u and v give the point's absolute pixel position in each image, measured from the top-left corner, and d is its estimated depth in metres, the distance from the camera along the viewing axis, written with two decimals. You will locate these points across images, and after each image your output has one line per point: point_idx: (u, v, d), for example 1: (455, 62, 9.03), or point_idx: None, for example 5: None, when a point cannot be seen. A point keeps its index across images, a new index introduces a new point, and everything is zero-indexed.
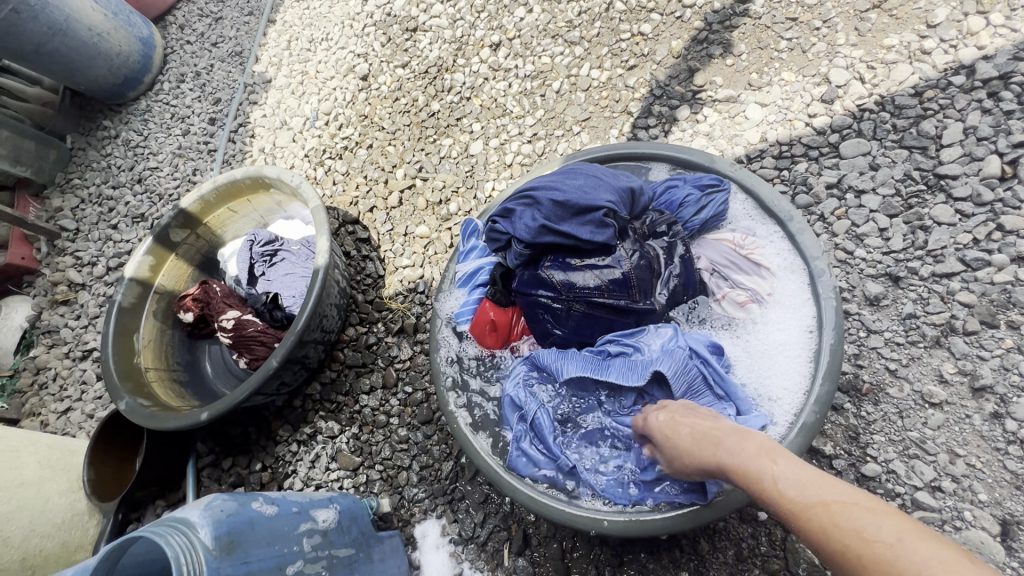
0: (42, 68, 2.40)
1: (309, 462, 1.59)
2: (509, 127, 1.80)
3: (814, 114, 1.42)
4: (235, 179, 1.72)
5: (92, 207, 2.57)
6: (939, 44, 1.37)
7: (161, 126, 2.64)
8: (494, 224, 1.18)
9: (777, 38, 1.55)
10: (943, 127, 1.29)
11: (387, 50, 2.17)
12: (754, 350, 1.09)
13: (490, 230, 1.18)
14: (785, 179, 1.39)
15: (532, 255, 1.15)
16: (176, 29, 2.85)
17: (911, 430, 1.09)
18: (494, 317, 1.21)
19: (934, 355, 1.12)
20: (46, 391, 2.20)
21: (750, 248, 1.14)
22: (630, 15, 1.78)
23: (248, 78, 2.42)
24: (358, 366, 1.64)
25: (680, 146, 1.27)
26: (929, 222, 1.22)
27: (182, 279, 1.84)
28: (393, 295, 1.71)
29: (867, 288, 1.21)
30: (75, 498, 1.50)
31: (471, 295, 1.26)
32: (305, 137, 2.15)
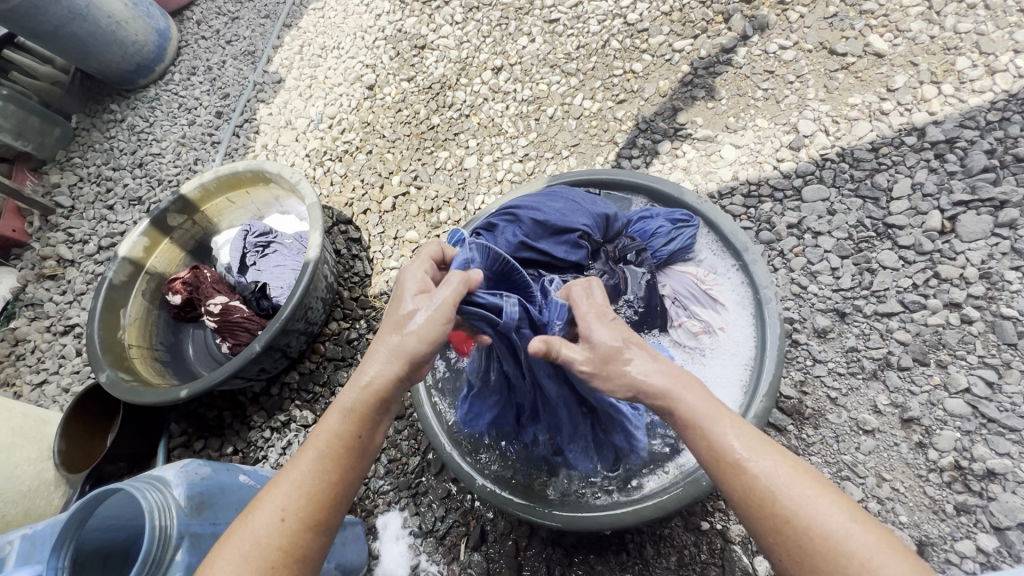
0: (57, 48, 2.48)
1: (280, 449, 1.63)
2: (503, 146, 1.91)
3: (781, 159, 1.55)
4: (237, 171, 1.79)
5: (89, 186, 2.62)
6: (896, 107, 1.51)
7: (168, 115, 2.71)
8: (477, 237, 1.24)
9: (754, 87, 1.68)
10: (894, 181, 1.42)
11: (394, 64, 2.28)
12: (701, 375, 1.18)
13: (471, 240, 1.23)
14: (751, 216, 1.50)
15: None
16: (192, 24, 2.95)
17: (845, 454, 1.18)
18: None
19: (870, 387, 1.22)
20: (22, 362, 2.21)
21: (709, 284, 1.24)
22: (624, 54, 1.91)
23: (258, 77, 2.52)
24: (337, 359, 1.70)
25: (656, 179, 1.35)
26: (875, 265, 1.34)
27: (174, 263, 1.89)
28: (378, 295, 1.78)
29: (816, 321, 1.31)
30: (43, 467, 1.52)
31: None
32: (308, 137, 2.24)
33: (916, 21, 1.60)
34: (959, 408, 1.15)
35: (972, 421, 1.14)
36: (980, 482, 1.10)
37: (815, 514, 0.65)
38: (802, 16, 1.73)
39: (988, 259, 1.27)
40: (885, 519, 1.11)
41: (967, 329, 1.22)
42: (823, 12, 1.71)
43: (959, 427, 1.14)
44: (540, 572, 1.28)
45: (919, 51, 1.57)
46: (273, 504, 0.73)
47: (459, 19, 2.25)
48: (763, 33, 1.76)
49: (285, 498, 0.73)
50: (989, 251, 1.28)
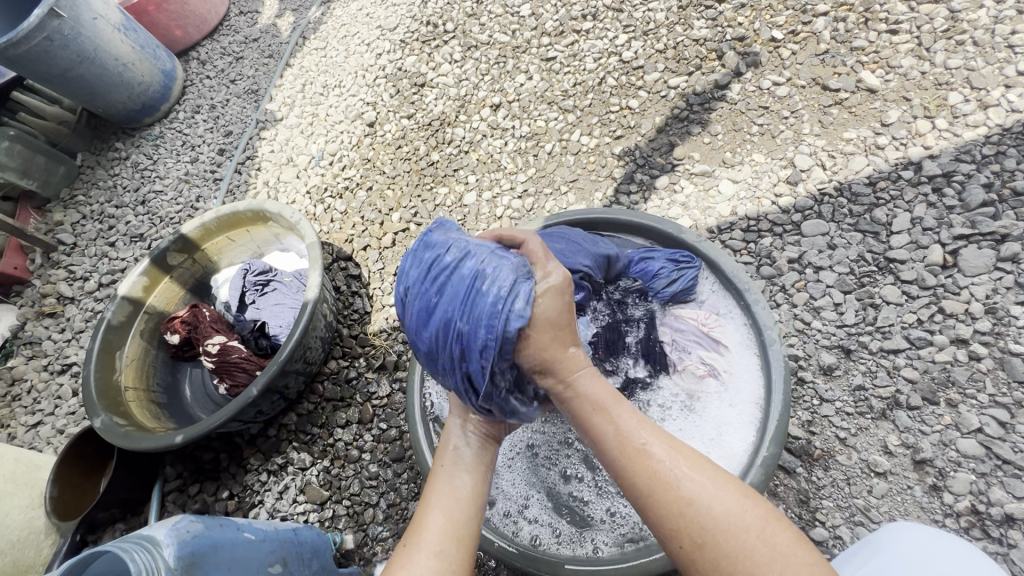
0: (65, 90, 2.53)
1: (277, 493, 1.59)
2: (502, 182, 1.92)
3: (779, 194, 1.55)
4: (237, 211, 1.80)
5: (92, 223, 2.64)
6: (891, 141, 1.52)
7: (171, 152, 2.75)
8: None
9: (749, 123, 1.70)
10: (893, 216, 1.42)
11: (395, 101, 2.32)
12: (709, 423, 1.13)
13: None
14: (751, 251, 1.50)
15: None
16: (197, 64, 3.02)
17: (857, 497, 1.15)
18: None
19: (879, 427, 1.20)
20: (19, 403, 2.18)
21: (711, 326, 1.21)
22: (620, 90, 1.95)
23: (260, 115, 2.56)
24: (335, 401, 1.67)
25: (656, 218, 1.32)
26: (878, 300, 1.33)
27: (173, 301, 1.88)
28: (377, 332, 1.76)
29: (821, 358, 1.30)
30: (33, 515, 1.47)
31: None
32: (309, 174, 2.27)
33: (906, 57, 1.63)
34: (972, 449, 1.12)
35: (987, 463, 1.11)
36: (999, 528, 1.06)
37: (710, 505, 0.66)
38: (794, 53, 1.77)
39: (993, 294, 1.26)
40: None
41: (976, 366, 1.20)
42: (814, 49, 1.75)
43: (974, 469, 1.11)
44: None
45: (911, 87, 1.59)
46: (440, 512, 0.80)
47: (458, 57, 2.30)
48: (757, 69, 1.79)
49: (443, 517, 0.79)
50: (993, 286, 1.27)
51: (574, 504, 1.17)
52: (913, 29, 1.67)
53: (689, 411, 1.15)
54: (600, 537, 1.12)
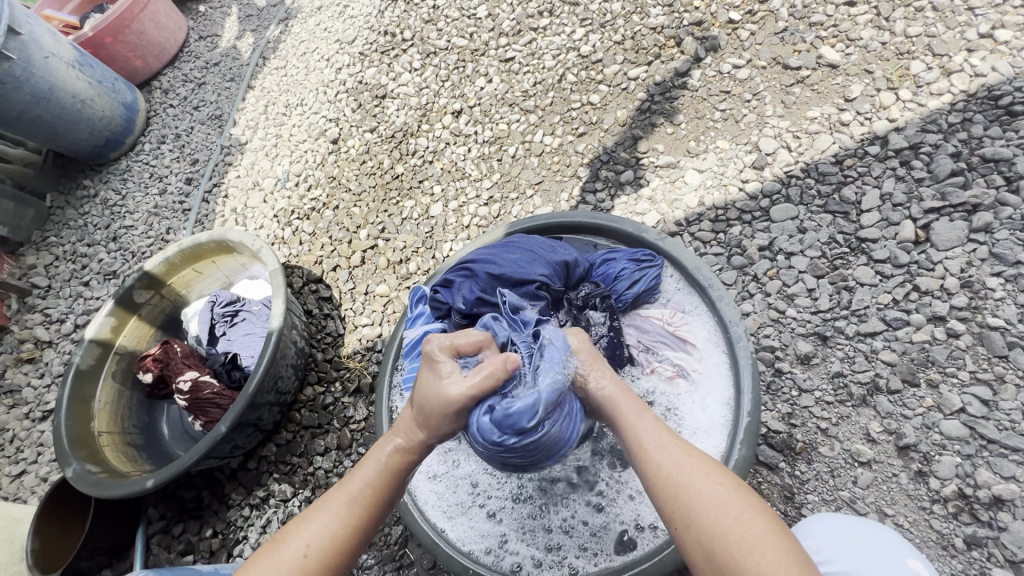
0: (25, 132, 2.49)
1: (260, 528, 1.56)
2: (468, 190, 1.88)
3: (746, 180, 1.51)
4: (199, 243, 1.76)
5: (65, 264, 2.61)
6: (856, 116, 1.48)
7: (139, 185, 2.72)
8: (437, 295, 1.17)
9: (712, 109, 1.66)
10: (862, 193, 1.38)
11: (357, 115, 2.29)
12: (680, 427, 1.08)
13: (431, 299, 1.18)
14: (721, 241, 1.46)
15: (470, 324, 1.14)
16: (160, 93, 2.98)
17: (843, 490, 1.11)
18: None
19: (861, 414, 1.16)
20: (2, 453, 2.15)
21: (677, 325, 1.17)
22: (580, 86, 1.91)
23: (224, 141, 2.52)
24: (314, 428, 1.64)
25: (616, 217, 1.29)
26: (852, 282, 1.29)
27: (144, 339, 1.85)
28: (351, 354, 1.72)
29: (797, 347, 1.26)
30: (15, 571, 1.51)
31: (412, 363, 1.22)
32: (275, 197, 2.23)
33: (866, 29, 1.59)
34: (956, 431, 1.09)
35: (972, 444, 1.07)
36: (989, 511, 1.02)
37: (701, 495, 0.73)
38: (752, 33, 1.73)
39: (968, 267, 1.22)
40: None
41: (955, 343, 1.16)
42: (773, 28, 1.71)
43: (959, 451, 1.07)
44: None
45: (872, 59, 1.55)
46: (323, 517, 0.79)
47: (418, 66, 2.26)
48: (716, 53, 1.75)
49: (324, 527, 0.79)
50: (967, 259, 1.23)
51: (553, 524, 1.12)
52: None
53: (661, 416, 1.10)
54: (579, 557, 1.08)
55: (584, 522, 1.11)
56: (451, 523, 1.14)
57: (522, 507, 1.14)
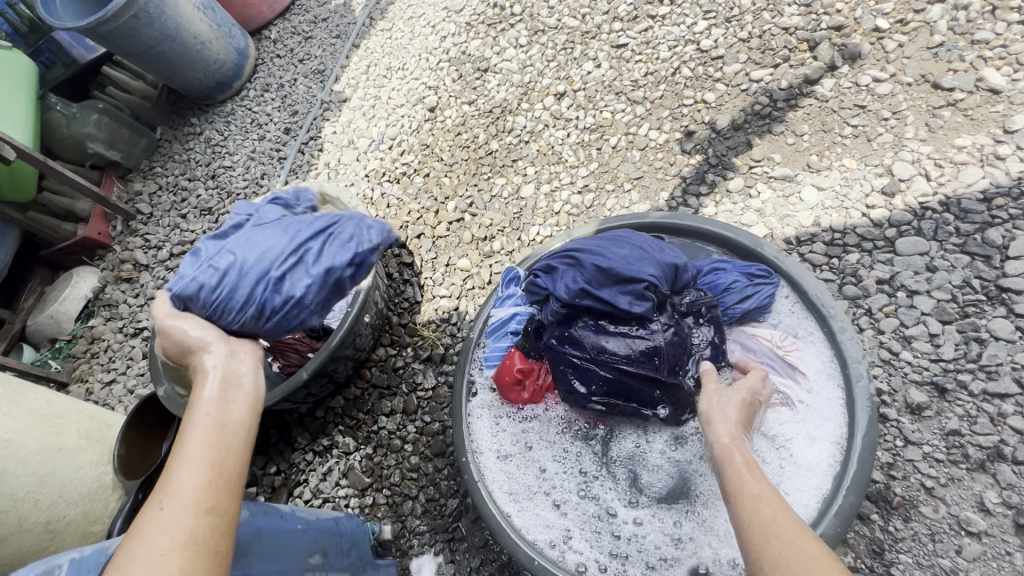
0: (148, 66, 2.65)
1: (320, 474, 1.62)
2: (562, 175, 1.84)
3: (872, 205, 1.39)
4: (299, 193, 1.83)
5: (167, 195, 2.78)
6: (1015, 152, 1.33)
7: (241, 129, 2.84)
8: (534, 285, 1.18)
9: (842, 123, 1.54)
10: (1011, 238, 1.24)
11: (457, 86, 2.28)
12: (779, 461, 1.01)
13: (530, 282, 1.18)
14: (834, 267, 1.36)
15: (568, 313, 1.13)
16: (269, 43, 3.09)
17: (942, 557, 1.02)
18: (520, 368, 1.19)
19: (975, 479, 1.06)
20: (96, 360, 2.34)
21: (787, 349, 1.10)
22: (695, 82, 1.81)
23: (325, 96, 2.59)
24: (382, 388, 1.67)
25: (732, 227, 1.23)
26: (985, 334, 1.17)
27: None
28: (426, 323, 1.74)
29: (909, 395, 1.16)
30: (103, 471, 1.57)
31: (500, 343, 1.25)
32: (367, 158, 2.27)
33: None
34: None
35: None
36: None
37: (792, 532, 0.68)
38: (901, 45, 1.57)
39: None
40: None
41: None
42: (926, 41, 1.55)
43: None
44: None
45: None
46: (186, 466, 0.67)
47: (524, 42, 2.22)
48: (855, 63, 1.61)
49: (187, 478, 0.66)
50: None
51: (621, 532, 1.09)
52: None
53: (760, 443, 1.03)
54: (646, 573, 1.04)
55: (654, 538, 1.07)
56: (517, 510, 1.13)
57: (591, 510, 1.12)
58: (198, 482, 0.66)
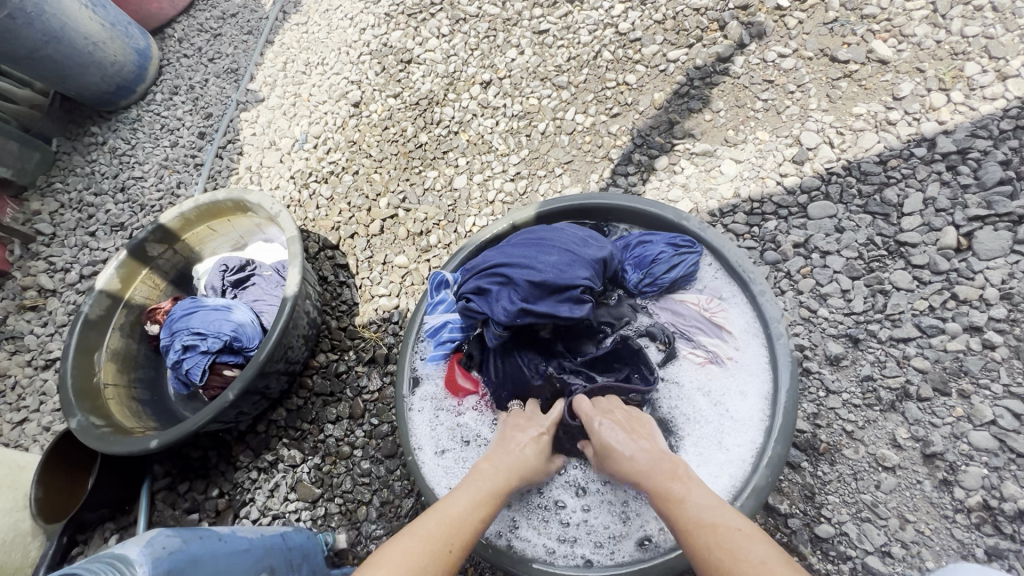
0: (33, 72, 2.41)
1: (267, 491, 1.55)
2: (494, 164, 1.83)
3: (785, 173, 1.47)
4: (217, 201, 1.71)
5: (72, 212, 2.55)
6: (904, 116, 1.44)
7: (150, 137, 2.64)
8: (466, 306, 1.15)
9: (753, 98, 1.61)
10: (905, 196, 1.35)
11: (380, 79, 2.21)
12: (715, 416, 1.10)
13: (464, 308, 1.15)
14: (754, 235, 1.43)
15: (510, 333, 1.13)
16: (174, 42, 2.88)
17: (864, 493, 1.10)
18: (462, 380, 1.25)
19: (888, 419, 1.15)
20: (3, 399, 2.13)
21: (713, 311, 1.18)
22: (616, 65, 1.84)
23: (241, 96, 2.45)
24: (325, 395, 1.62)
25: (654, 202, 1.27)
26: (888, 286, 1.26)
27: (156, 293, 1.81)
28: (366, 324, 1.69)
29: (827, 347, 1.24)
30: (17, 519, 1.45)
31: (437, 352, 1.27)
32: (292, 158, 2.17)
33: (921, 25, 1.53)
34: (985, 442, 1.08)
35: (1001, 456, 1.06)
36: (1012, 524, 1.02)
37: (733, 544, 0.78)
38: (801, 22, 1.66)
39: (1009, 278, 1.20)
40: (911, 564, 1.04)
41: (990, 355, 1.14)
42: (822, 17, 1.65)
43: (986, 463, 1.06)
44: None
45: (925, 57, 1.50)
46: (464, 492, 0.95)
47: (446, 32, 2.18)
48: (761, 40, 1.69)
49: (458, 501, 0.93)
50: (1009, 270, 1.20)
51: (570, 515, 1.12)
52: None
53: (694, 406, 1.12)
54: (595, 551, 1.07)
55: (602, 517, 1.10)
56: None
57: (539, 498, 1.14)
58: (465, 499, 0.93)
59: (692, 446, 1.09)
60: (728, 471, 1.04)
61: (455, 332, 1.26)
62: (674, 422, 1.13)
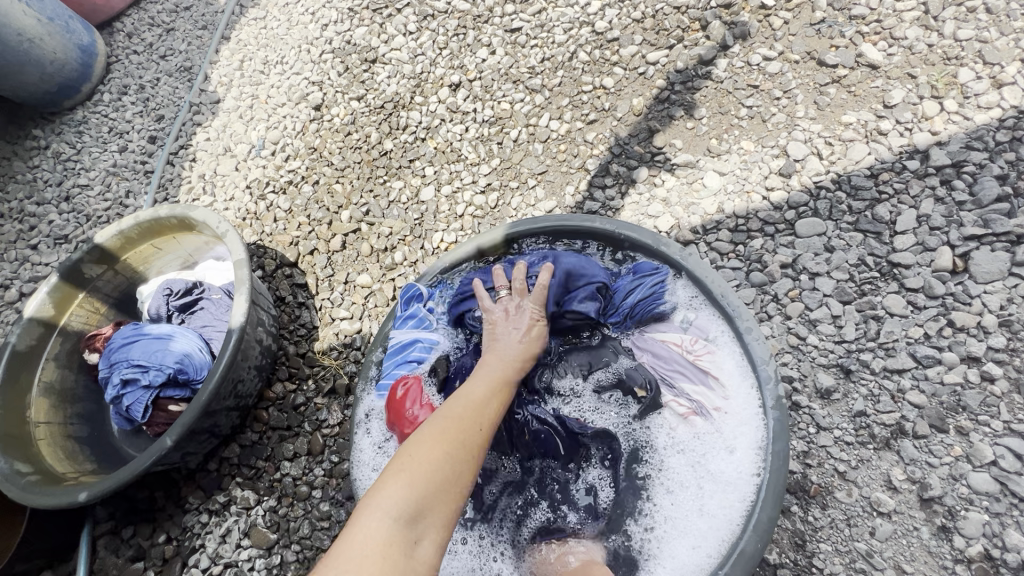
0: None
1: (219, 537, 1.42)
2: (463, 174, 1.71)
3: (771, 187, 1.38)
4: (159, 218, 1.57)
5: (11, 224, 2.36)
6: (895, 126, 1.35)
7: (97, 141, 2.45)
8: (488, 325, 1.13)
9: (737, 104, 1.51)
10: (897, 213, 1.26)
11: (343, 80, 2.07)
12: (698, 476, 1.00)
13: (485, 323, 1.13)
14: (740, 254, 1.34)
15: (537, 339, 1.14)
16: (122, 37, 2.68)
17: (858, 541, 1.03)
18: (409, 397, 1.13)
19: (883, 458, 1.07)
20: None
21: (698, 353, 1.08)
22: (593, 67, 1.73)
23: (193, 97, 2.27)
24: (282, 429, 1.49)
25: (630, 224, 1.18)
26: (881, 311, 1.18)
27: (95, 317, 1.66)
28: (326, 350, 1.57)
29: (817, 379, 1.16)
30: None
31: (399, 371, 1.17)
32: (248, 166, 2.02)
33: (912, 27, 1.44)
34: (985, 485, 1.00)
35: (1001, 501, 0.99)
36: None
37: None
38: (787, 22, 1.56)
39: (1008, 304, 1.12)
40: None
41: (989, 389, 1.07)
42: (809, 18, 1.55)
43: (987, 508, 0.99)
44: None
45: (917, 61, 1.41)
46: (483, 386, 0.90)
47: (413, 29, 2.04)
48: (745, 41, 1.58)
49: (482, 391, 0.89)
50: (1008, 294, 1.13)
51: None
52: None
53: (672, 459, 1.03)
54: None
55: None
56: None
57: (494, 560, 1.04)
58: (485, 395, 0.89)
59: (674, 501, 1.00)
60: (714, 538, 0.94)
61: (427, 350, 1.20)
62: (654, 486, 1.03)
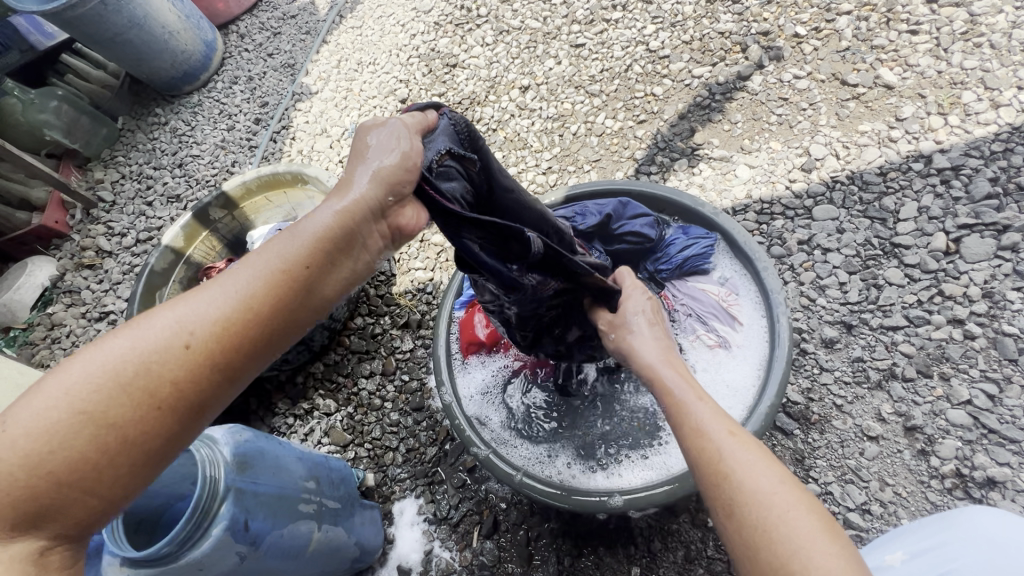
0: (113, 55, 2.68)
1: (302, 435, 1.69)
2: (528, 159, 2.01)
3: (793, 179, 1.62)
4: (277, 173, 1.90)
5: (131, 183, 2.76)
6: (904, 135, 1.59)
7: (208, 120, 2.87)
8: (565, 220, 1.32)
9: (769, 112, 1.78)
10: (902, 204, 1.49)
11: (427, 80, 2.42)
12: (714, 387, 1.25)
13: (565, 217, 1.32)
14: (763, 232, 1.57)
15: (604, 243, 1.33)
16: (236, 37, 3.14)
17: (849, 458, 1.22)
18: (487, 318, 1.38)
19: (875, 396, 1.27)
20: (58, 345, 2.31)
21: (730, 303, 1.33)
22: (645, 78, 2.02)
23: (296, 88, 2.67)
24: (361, 352, 1.77)
25: (677, 192, 1.42)
26: (882, 281, 1.40)
27: (211, 253, 1.99)
28: (402, 292, 1.85)
29: (823, 332, 1.37)
30: None
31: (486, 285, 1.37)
32: (341, 145, 2.37)
33: (924, 56, 1.70)
34: (960, 419, 1.20)
35: (973, 431, 1.19)
36: (980, 489, 1.14)
37: (777, 507, 0.65)
38: (816, 48, 1.83)
39: (991, 279, 1.33)
40: (886, 522, 1.16)
41: (970, 344, 1.27)
42: (835, 46, 1.82)
43: (960, 436, 1.19)
44: (550, 561, 1.33)
45: (927, 84, 1.65)
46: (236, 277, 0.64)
47: (490, 41, 2.39)
48: (779, 62, 1.86)
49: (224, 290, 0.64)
50: (991, 272, 1.34)
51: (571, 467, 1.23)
52: (933, 31, 1.73)
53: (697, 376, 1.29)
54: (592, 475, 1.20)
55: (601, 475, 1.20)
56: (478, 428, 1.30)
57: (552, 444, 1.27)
58: (251, 282, 0.64)
59: None
60: None
61: None
62: None
